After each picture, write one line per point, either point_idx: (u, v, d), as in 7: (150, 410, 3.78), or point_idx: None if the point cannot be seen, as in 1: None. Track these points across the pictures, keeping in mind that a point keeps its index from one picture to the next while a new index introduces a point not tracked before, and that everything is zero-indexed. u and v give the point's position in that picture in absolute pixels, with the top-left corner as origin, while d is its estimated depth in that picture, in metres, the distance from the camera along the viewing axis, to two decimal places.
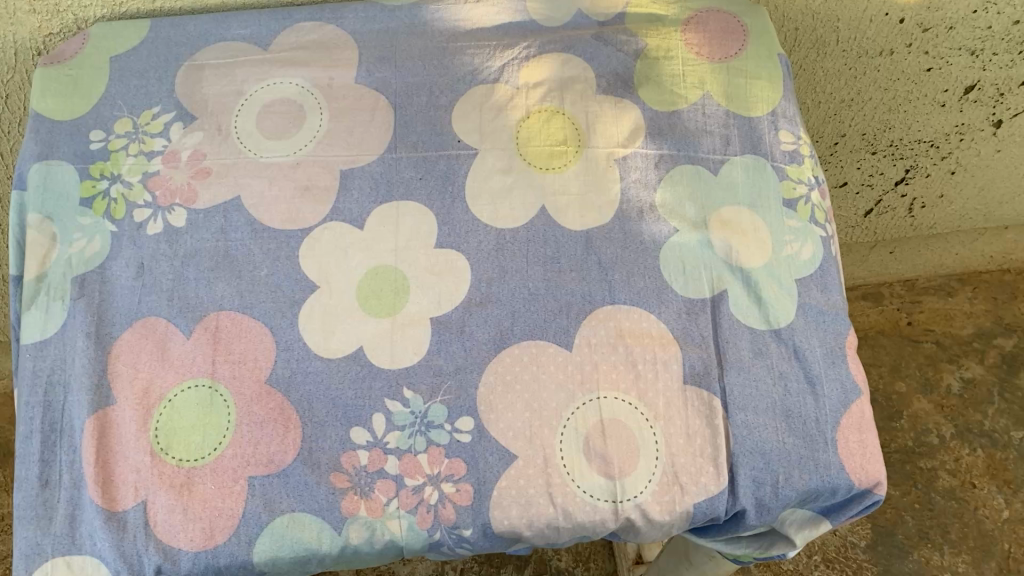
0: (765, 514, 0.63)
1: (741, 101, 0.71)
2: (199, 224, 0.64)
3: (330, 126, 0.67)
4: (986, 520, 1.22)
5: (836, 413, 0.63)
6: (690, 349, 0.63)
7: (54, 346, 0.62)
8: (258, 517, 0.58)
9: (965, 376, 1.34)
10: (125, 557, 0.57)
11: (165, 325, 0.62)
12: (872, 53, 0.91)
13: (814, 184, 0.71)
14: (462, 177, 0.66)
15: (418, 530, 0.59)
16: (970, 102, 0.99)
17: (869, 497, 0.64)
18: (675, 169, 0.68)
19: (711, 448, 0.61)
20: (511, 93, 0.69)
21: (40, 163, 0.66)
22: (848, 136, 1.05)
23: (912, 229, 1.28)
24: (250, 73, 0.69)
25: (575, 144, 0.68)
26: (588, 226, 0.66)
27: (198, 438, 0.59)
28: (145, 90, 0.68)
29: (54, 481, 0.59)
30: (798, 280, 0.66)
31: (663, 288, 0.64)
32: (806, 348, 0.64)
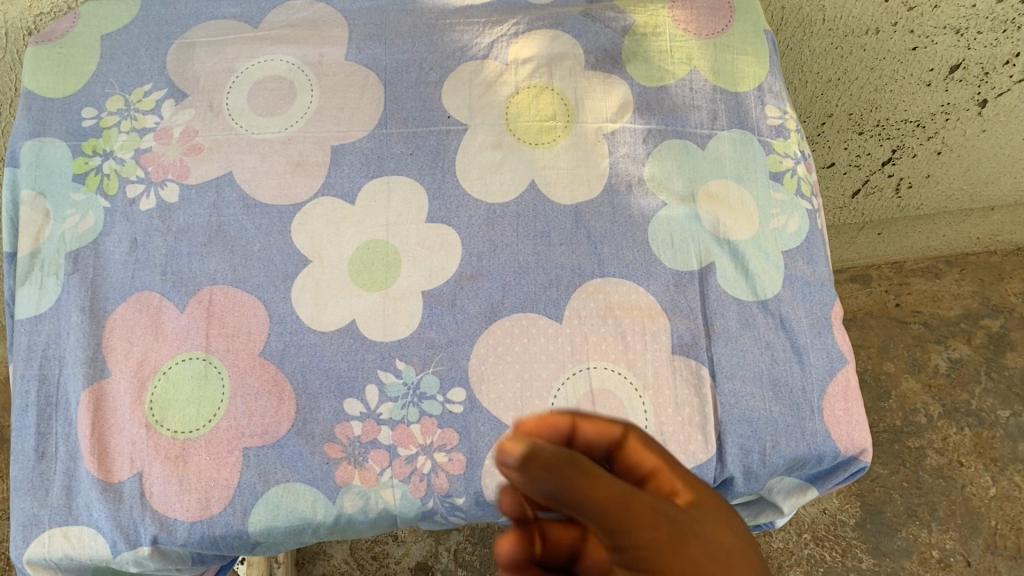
0: (753, 482, 0.63)
1: (728, 76, 0.72)
2: (192, 200, 0.65)
3: (321, 103, 0.68)
4: (973, 498, 1.20)
5: (823, 381, 0.64)
6: (678, 320, 0.64)
7: (48, 321, 0.62)
8: (253, 488, 0.59)
9: (953, 356, 1.30)
10: (121, 528, 0.58)
11: (158, 299, 0.62)
12: (858, 33, 0.92)
13: (800, 159, 0.72)
14: (453, 152, 0.67)
15: (412, 499, 0.60)
16: (956, 82, 0.99)
17: (854, 464, 0.65)
18: (663, 143, 0.69)
19: (699, 416, 0.62)
20: (501, 69, 0.70)
21: (33, 141, 0.67)
22: (835, 115, 1.06)
23: (898, 210, 1.27)
24: (241, 50, 0.69)
25: (564, 119, 0.69)
26: (577, 200, 0.66)
27: (193, 410, 0.59)
28: (136, 68, 0.69)
29: (51, 453, 0.60)
30: (784, 252, 0.67)
31: (652, 260, 0.65)
32: (792, 319, 0.65)
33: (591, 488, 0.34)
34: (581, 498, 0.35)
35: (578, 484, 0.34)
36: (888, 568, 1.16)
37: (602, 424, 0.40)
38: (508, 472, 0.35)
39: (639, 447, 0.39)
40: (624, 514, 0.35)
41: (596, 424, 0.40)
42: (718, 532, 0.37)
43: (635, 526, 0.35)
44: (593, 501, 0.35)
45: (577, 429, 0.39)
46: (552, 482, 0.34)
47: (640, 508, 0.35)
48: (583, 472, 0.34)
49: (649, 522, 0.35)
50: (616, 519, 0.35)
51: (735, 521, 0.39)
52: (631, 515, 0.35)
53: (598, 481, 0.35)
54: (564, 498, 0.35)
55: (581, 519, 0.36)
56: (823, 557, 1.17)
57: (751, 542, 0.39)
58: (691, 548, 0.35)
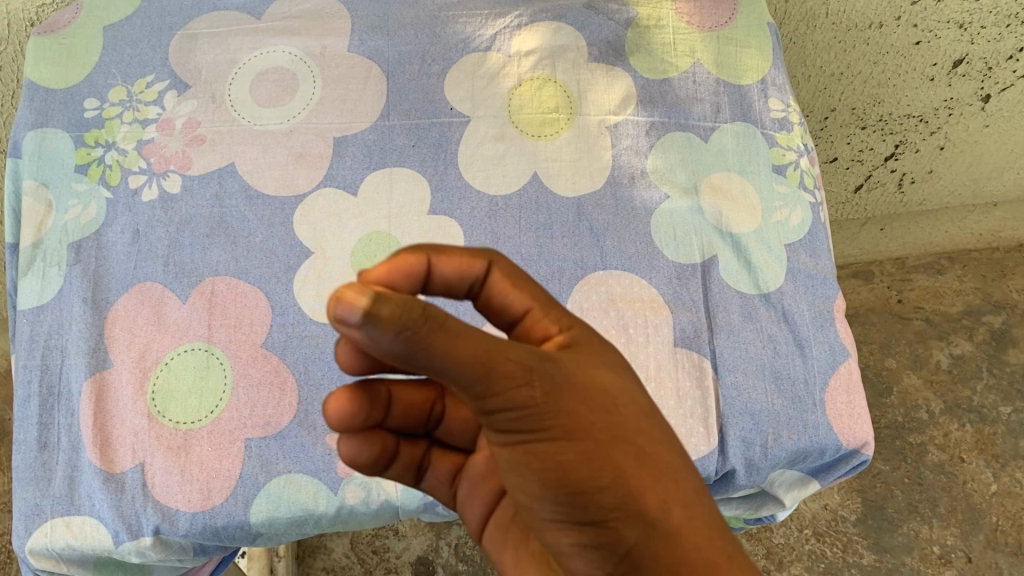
0: (755, 475, 0.62)
1: (731, 69, 0.72)
2: (194, 190, 0.65)
3: (323, 94, 0.68)
4: (975, 494, 1.18)
5: (824, 374, 0.64)
6: (680, 313, 0.64)
7: (50, 312, 0.62)
8: (255, 478, 0.59)
9: (954, 352, 1.27)
10: (123, 518, 0.58)
11: (160, 290, 0.62)
12: (861, 27, 0.92)
13: (804, 152, 0.72)
14: (455, 144, 0.67)
15: (414, 490, 0.60)
16: (959, 76, 0.98)
17: (856, 458, 0.64)
18: (666, 136, 0.69)
19: (701, 409, 0.62)
20: (504, 60, 0.69)
21: (35, 131, 0.66)
22: (838, 110, 1.06)
23: (900, 205, 1.25)
24: (244, 41, 0.69)
25: (567, 112, 0.69)
26: (579, 192, 0.67)
27: (194, 401, 0.59)
28: (139, 59, 0.69)
29: (53, 443, 0.60)
30: (787, 245, 0.67)
31: (654, 253, 0.65)
32: (795, 311, 0.65)
33: (451, 346, 0.34)
34: (439, 353, 0.33)
35: (433, 341, 0.33)
36: (889, 564, 1.14)
37: (462, 260, 0.40)
38: (351, 330, 0.32)
39: (500, 280, 0.41)
40: (487, 369, 0.35)
41: (453, 258, 0.39)
42: (584, 369, 0.39)
43: (499, 384, 0.35)
44: (451, 361, 0.34)
45: (432, 266, 0.39)
46: (405, 344, 0.33)
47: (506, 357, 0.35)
48: (438, 325, 0.33)
49: (514, 376, 0.36)
50: (481, 380, 0.35)
51: (602, 351, 0.42)
52: (495, 372, 0.35)
53: (456, 337, 0.34)
54: (424, 362, 0.34)
55: (447, 382, 0.35)
56: (824, 552, 1.15)
57: (623, 367, 0.42)
58: (567, 398, 0.38)
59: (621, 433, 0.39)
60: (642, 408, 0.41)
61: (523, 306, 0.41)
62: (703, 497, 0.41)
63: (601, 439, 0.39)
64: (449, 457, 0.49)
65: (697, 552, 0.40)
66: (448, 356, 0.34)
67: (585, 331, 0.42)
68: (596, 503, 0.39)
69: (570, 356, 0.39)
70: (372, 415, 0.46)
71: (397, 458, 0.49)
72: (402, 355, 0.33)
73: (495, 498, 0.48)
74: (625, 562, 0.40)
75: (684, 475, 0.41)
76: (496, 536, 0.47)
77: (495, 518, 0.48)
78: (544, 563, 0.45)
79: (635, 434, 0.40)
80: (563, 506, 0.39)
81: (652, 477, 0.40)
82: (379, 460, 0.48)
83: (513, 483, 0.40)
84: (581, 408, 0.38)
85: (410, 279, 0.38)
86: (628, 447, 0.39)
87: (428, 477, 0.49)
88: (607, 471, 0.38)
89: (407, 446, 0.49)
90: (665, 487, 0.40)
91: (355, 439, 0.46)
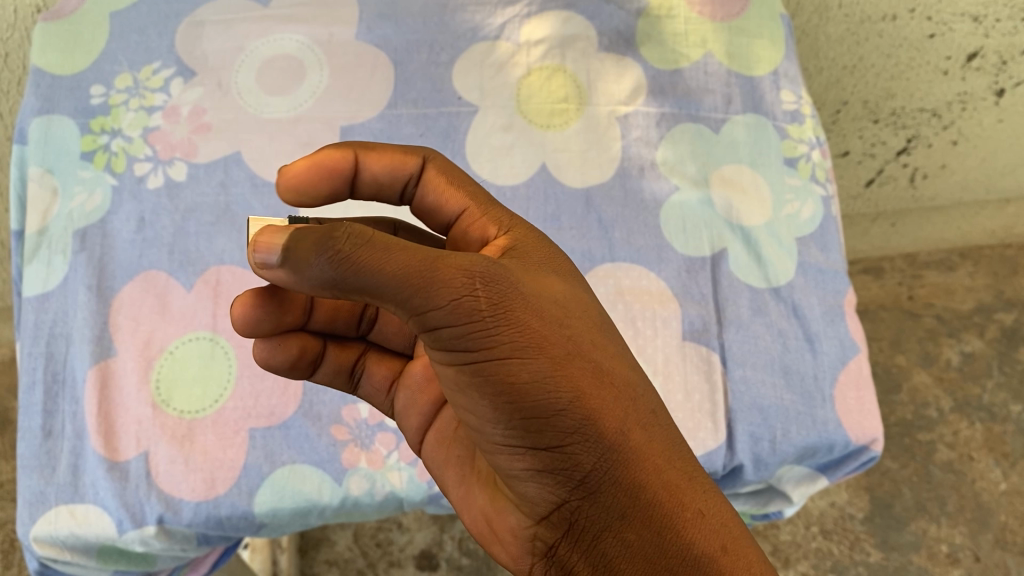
0: (763, 471, 0.61)
1: (742, 60, 0.71)
2: (199, 178, 0.64)
3: (330, 83, 0.67)
4: (984, 493, 1.16)
5: (834, 369, 0.63)
6: (689, 306, 0.63)
7: (55, 299, 0.62)
8: (260, 469, 0.58)
9: (966, 350, 1.25)
10: (126, 507, 0.57)
11: (165, 279, 0.62)
12: (875, 18, 0.91)
13: (816, 144, 0.71)
14: (463, 134, 0.67)
15: (419, 483, 0.60)
16: (973, 70, 0.97)
17: (865, 454, 0.63)
18: (676, 127, 0.68)
19: (710, 403, 0.61)
20: (512, 50, 0.69)
21: (41, 118, 0.66)
22: (850, 103, 1.05)
23: (912, 201, 1.24)
24: (251, 28, 0.68)
25: (576, 102, 0.68)
26: (588, 182, 0.66)
27: (199, 390, 0.59)
28: (145, 46, 0.68)
29: (57, 431, 0.60)
30: (798, 238, 0.67)
31: (663, 245, 0.65)
32: (805, 306, 0.65)
33: (386, 260, 0.34)
34: (373, 268, 0.34)
35: (362, 257, 0.34)
36: (896, 563, 1.13)
37: (393, 158, 0.48)
38: (274, 272, 0.35)
39: (432, 175, 0.48)
40: (428, 282, 0.35)
41: (381, 157, 0.48)
42: (532, 282, 0.40)
43: (443, 295, 0.35)
44: (389, 276, 0.34)
45: (361, 162, 0.48)
46: (335, 267, 0.34)
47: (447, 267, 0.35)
48: (365, 242, 0.34)
49: (458, 287, 0.35)
50: (422, 294, 0.35)
51: (546, 265, 0.43)
52: (439, 284, 0.35)
53: (389, 253, 0.34)
54: (355, 283, 0.34)
55: (383, 301, 0.35)
56: (831, 550, 1.13)
57: (572, 283, 0.43)
58: (517, 311, 0.38)
59: (572, 350, 0.39)
60: (591, 328, 0.42)
61: (456, 203, 0.47)
62: (659, 419, 0.42)
63: (555, 356, 0.39)
64: (382, 362, 0.53)
65: (651, 472, 0.40)
66: (383, 271, 0.34)
67: (524, 229, 0.46)
68: (552, 426, 0.38)
69: (518, 268, 0.41)
70: (284, 320, 0.50)
71: (325, 362, 0.52)
72: (332, 281, 0.34)
73: (436, 409, 0.50)
74: (582, 487, 0.39)
75: (642, 397, 0.41)
76: (435, 445, 0.49)
77: (435, 430, 0.50)
78: (490, 482, 0.46)
79: (589, 352, 0.40)
80: (515, 428, 0.38)
81: (608, 397, 0.40)
82: (297, 364, 0.51)
83: (463, 406, 0.40)
84: (535, 323, 0.38)
85: (330, 170, 0.47)
86: (584, 365, 0.39)
87: (362, 381, 0.53)
88: (562, 390, 0.38)
89: (335, 351, 0.52)
90: (621, 407, 0.40)
91: (269, 342, 0.50)
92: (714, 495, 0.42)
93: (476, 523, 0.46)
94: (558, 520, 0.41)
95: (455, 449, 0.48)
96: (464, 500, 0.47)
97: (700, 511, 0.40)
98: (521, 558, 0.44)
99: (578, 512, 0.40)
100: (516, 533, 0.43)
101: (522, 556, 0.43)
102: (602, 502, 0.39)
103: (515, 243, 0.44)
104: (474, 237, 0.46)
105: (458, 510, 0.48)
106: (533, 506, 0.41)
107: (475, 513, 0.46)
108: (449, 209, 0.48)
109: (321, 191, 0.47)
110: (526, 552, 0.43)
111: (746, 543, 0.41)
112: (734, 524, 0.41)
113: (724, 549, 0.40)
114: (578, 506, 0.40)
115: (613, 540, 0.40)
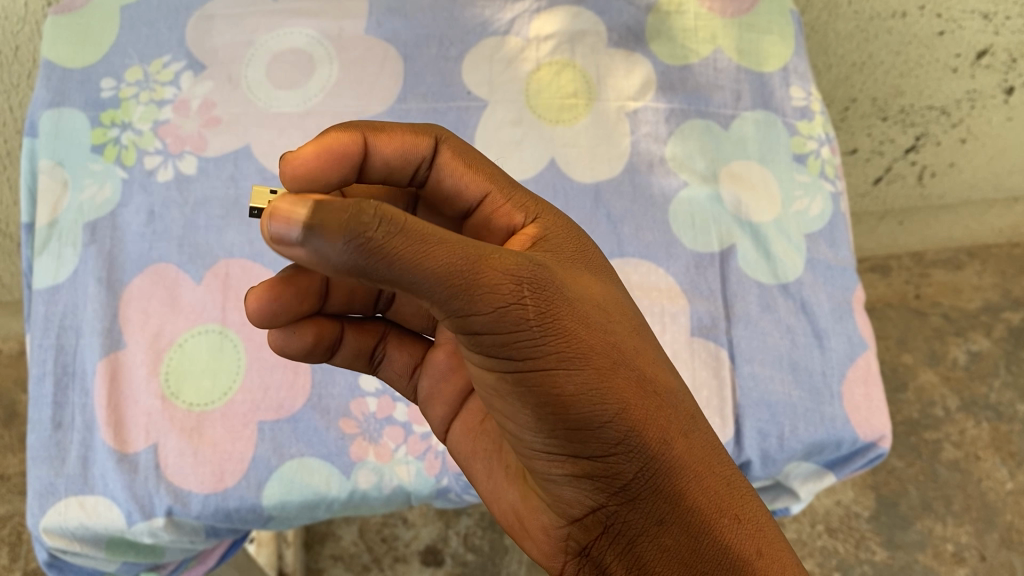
0: (771, 467, 0.61)
1: (752, 56, 0.71)
2: (209, 172, 0.65)
3: (339, 77, 0.67)
4: (990, 492, 1.16)
5: (843, 366, 0.63)
6: (698, 301, 0.63)
7: (65, 291, 0.62)
8: (268, 461, 0.58)
9: (972, 349, 1.25)
10: (136, 499, 0.57)
11: (174, 272, 0.62)
12: (885, 15, 0.91)
13: (826, 141, 0.70)
14: (472, 128, 0.67)
15: (426, 477, 0.60)
16: (982, 68, 0.97)
17: (874, 450, 0.63)
18: (685, 123, 0.68)
19: (717, 399, 0.61)
20: (522, 44, 0.69)
21: (51, 111, 0.66)
22: (858, 101, 1.04)
23: (921, 200, 1.23)
24: (262, 22, 0.68)
25: (585, 97, 0.68)
26: (597, 178, 0.66)
27: (208, 383, 0.59)
28: (155, 39, 0.68)
29: (67, 423, 0.60)
30: (807, 235, 0.67)
31: (672, 241, 0.65)
32: (814, 303, 0.65)
33: (429, 257, 0.33)
34: (414, 266, 0.33)
35: (403, 252, 0.32)
36: (901, 561, 1.12)
37: (404, 140, 0.47)
38: (290, 246, 0.32)
39: (447, 157, 0.47)
40: (471, 285, 0.34)
41: (392, 139, 0.47)
42: (572, 283, 0.40)
43: (486, 299, 0.34)
44: (430, 275, 0.33)
45: (369, 144, 0.47)
46: (367, 256, 0.32)
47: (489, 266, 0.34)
48: (406, 234, 0.32)
49: (503, 294, 0.35)
50: (464, 296, 0.34)
51: (580, 261, 0.43)
52: (483, 286, 0.34)
53: (433, 250, 0.33)
54: (390, 275, 0.32)
55: (423, 301, 0.34)
56: (836, 548, 1.13)
57: (607, 282, 0.43)
58: (562, 316, 0.37)
59: (615, 356, 0.39)
60: (635, 331, 0.42)
61: (478, 189, 0.48)
62: (698, 423, 0.42)
63: (600, 364, 0.38)
64: (403, 348, 0.53)
65: (692, 479, 0.40)
66: (425, 268, 0.33)
67: (555, 217, 0.47)
68: (596, 437, 0.38)
69: (558, 268, 0.40)
70: (301, 309, 0.49)
71: (343, 346, 0.52)
72: (365, 272, 0.32)
73: (460, 400, 0.51)
74: (620, 493, 0.40)
75: (683, 402, 0.41)
76: (461, 437, 0.50)
77: (460, 421, 0.50)
78: (522, 478, 0.47)
79: (631, 357, 0.40)
80: (559, 437, 0.38)
81: (651, 405, 0.39)
82: (314, 349, 0.51)
83: (501, 409, 0.40)
84: (580, 331, 0.38)
85: (339, 158, 0.45)
86: (629, 374, 0.39)
87: (382, 364, 0.53)
88: (608, 401, 0.38)
89: (354, 334, 0.52)
90: (663, 415, 0.40)
91: (285, 331, 0.49)
92: (755, 500, 0.41)
93: (506, 516, 0.47)
94: (592, 522, 0.41)
95: (484, 441, 0.49)
96: (496, 494, 0.48)
97: (739, 517, 0.40)
98: (554, 555, 0.44)
99: (616, 516, 0.40)
100: (549, 532, 0.44)
101: (555, 554, 0.44)
102: (641, 508, 0.40)
103: (545, 235, 0.45)
104: (500, 227, 0.47)
105: (487, 502, 0.49)
106: (568, 508, 0.42)
107: (504, 506, 0.47)
108: (469, 194, 0.48)
109: (328, 180, 0.45)
110: (559, 550, 0.44)
111: (787, 550, 0.40)
112: (771, 529, 0.40)
113: (761, 552, 0.39)
114: (616, 511, 0.40)
115: (650, 544, 0.40)
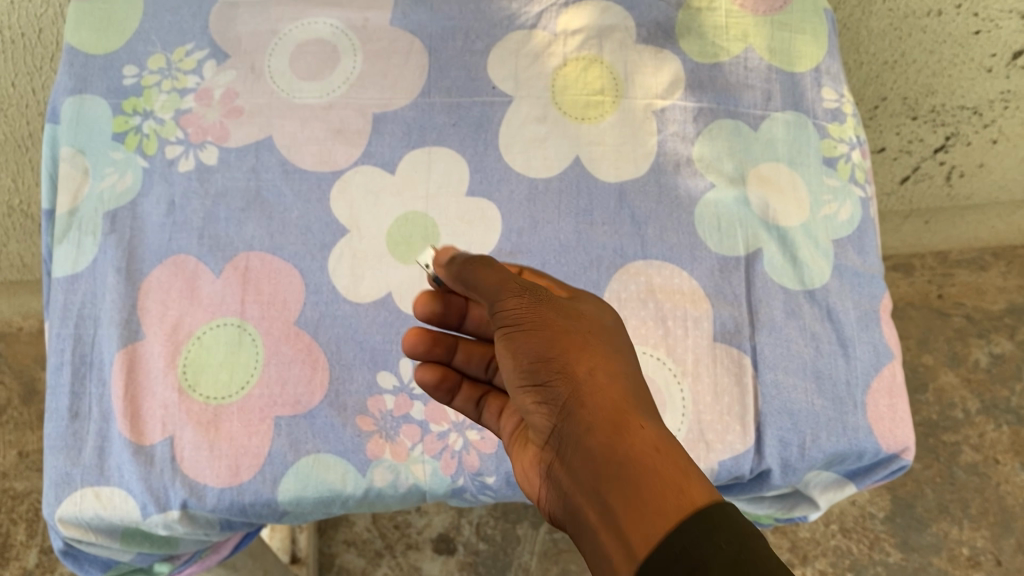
0: (791, 476, 0.61)
1: (784, 55, 0.69)
2: (231, 163, 0.64)
3: (363, 69, 0.66)
4: (1008, 496, 1.15)
5: (867, 376, 0.62)
6: (721, 306, 0.62)
7: (85, 281, 0.62)
8: (284, 457, 0.58)
9: (995, 351, 1.23)
10: (152, 491, 0.57)
11: (194, 263, 0.62)
12: (919, 14, 0.89)
13: (856, 144, 0.69)
14: (496, 125, 0.66)
15: (442, 476, 0.59)
16: (1019, 69, 0.95)
17: (896, 462, 0.62)
18: (714, 123, 0.67)
19: (739, 406, 0.61)
20: (549, 39, 0.67)
21: (74, 97, 0.66)
22: (889, 99, 1.02)
23: (947, 199, 1.21)
24: (285, 11, 0.67)
25: (612, 94, 0.67)
26: (622, 178, 0.65)
27: (226, 376, 0.59)
28: (179, 26, 0.67)
29: (84, 413, 0.59)
30: (834, 241, 0.65)
31: (697, 243, 0.64)
32: (840, 310, 0.63)
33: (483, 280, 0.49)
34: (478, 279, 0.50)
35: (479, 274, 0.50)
36: (916, 564, 1.12)
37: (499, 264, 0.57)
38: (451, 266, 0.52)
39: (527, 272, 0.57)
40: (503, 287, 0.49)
41: None
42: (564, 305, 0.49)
43: (505, 297, 0.48)
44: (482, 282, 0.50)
45: None
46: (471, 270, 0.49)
47: (513, 287, 0.48)
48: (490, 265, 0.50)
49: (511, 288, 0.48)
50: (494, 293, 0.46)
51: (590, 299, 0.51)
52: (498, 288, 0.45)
53: (486, 274, 0.49)
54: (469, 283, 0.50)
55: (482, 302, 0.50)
56: (850, 548, 1.12)
57: (608, 312, 0.50)
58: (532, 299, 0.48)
59: (568, 325, 0.47)
60: (607, 328, 0.49)
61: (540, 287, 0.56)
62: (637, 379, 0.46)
63: (555, 329, 0.47)
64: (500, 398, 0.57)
65: (608, 400, 0.44)
66: (479, 279, 0.49)
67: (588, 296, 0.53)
68: (541, 368, 0.46)
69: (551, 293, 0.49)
70: (434, 351, 0.58)
71: (459, 391, 0.58)
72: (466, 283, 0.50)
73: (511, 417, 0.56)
74: (559, 414, 0.46)
75: (628, 367, 0.47)
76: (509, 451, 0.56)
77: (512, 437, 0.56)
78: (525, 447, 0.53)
79: (586, 331, 0.48)
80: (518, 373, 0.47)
81: (579, 347, 0.46)
82: (437, 386, 0.58)
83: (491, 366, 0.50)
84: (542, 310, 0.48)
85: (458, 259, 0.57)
86: (579, 335, 0.47)
87: (485, 414, 0.57)
88: (552, 345, 0.46)
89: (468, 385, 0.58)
90: (597, 359, 0.46)
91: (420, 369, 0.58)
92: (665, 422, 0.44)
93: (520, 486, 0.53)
94: (551, 450, 0.47)
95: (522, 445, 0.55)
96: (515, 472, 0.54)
97: (641, 427, 0.43)
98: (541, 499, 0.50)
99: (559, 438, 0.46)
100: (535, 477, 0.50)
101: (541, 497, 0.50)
102: (571, 423, 0.45)
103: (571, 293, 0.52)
104: None
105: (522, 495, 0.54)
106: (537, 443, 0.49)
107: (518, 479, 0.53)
108: None
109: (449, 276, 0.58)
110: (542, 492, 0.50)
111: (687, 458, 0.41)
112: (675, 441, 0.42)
113: (657, 453, 0.42)
114: (558, 433, 0.46)
115: (577, 450, 0.44)
